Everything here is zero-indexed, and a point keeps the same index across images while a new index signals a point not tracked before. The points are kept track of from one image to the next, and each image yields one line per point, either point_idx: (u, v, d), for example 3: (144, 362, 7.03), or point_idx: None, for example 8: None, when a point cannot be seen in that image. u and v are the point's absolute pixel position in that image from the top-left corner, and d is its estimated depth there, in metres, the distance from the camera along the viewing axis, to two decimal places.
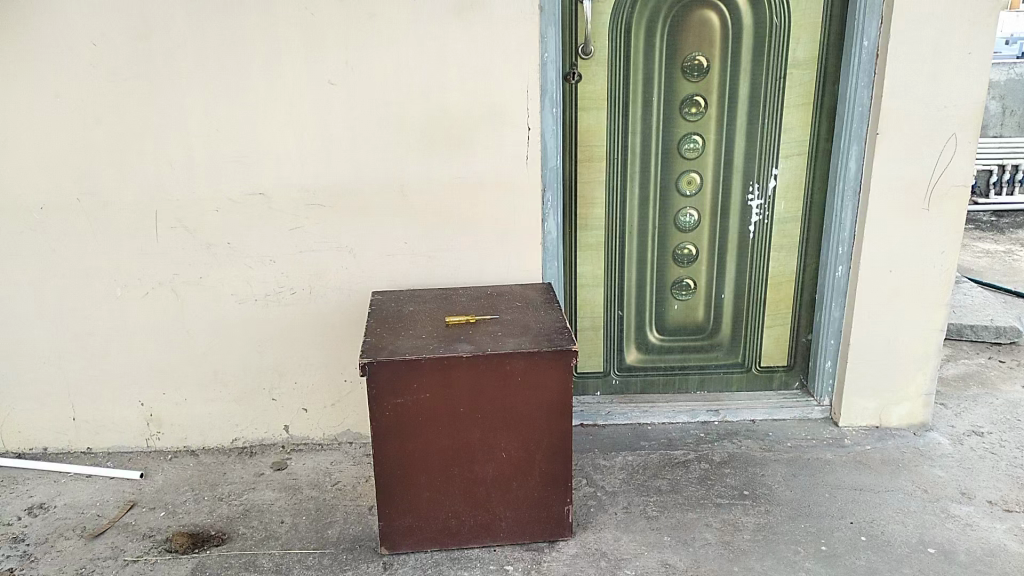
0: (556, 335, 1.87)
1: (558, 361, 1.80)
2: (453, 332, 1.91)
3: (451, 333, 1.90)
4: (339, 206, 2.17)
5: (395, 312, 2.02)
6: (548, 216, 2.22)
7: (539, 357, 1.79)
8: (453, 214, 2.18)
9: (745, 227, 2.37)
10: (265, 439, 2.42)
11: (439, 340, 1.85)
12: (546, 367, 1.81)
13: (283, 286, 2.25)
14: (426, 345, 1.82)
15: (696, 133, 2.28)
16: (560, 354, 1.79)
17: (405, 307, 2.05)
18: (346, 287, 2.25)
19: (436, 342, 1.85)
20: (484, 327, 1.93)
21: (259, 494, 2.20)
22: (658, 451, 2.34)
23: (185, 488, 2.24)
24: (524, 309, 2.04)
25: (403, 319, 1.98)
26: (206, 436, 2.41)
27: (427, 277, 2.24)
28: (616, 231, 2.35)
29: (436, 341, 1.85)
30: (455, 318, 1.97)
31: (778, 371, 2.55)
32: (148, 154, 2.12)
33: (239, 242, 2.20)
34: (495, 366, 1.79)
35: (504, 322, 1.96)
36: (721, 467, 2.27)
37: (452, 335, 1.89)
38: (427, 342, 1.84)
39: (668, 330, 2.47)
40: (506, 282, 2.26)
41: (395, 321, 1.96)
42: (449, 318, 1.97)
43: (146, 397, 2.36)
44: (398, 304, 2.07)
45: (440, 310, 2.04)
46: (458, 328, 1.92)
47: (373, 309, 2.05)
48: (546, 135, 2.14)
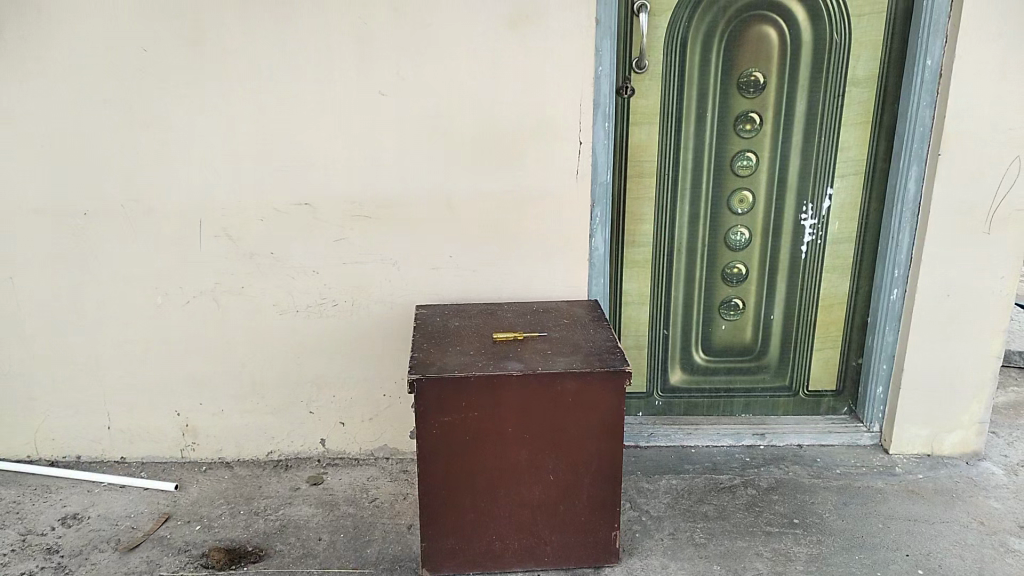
0: (609, 354, 1.81)
1: (611, 383, 1.75)
2: (502, 348, 1.85)
3: (500, 350, 1.85)
4: (385, 218, 2.13)
5: (441, 328, 1.97)
6: (597, 232, 2.17)
7: (592, 378, 1.74)
8: (500, 228, 2.14)
9: (797, 247, 2.31)
10: (300, 452, 2.37)
11: (488, 357, 1.80)
12: (599, 388, 1.75)
13: (325, 298, 2.21)
14: (473, 361, 1.78)
15: (750, 151, 2.22)
16: (613, 375, 1.74)
17: (452, 323, 2.00)
18: (388, 301, 2.21)
19: (485, 358, 1.80)
20: (534, 345, 1.87)
21: (296, 509, 2.16)
22: (703, 475, 2.28)
23: (220, 502, 2.20)
24: (574, 327, 1.98)
25: (449, 335, 1.93)
26: (242, 448, 2.36)
27: (471, 292, 2.20)
28: (664, 249, 2.29)
29: (485, 357, 1.80)
30: (505, 335, 1.91)
31: (826, 395, 2.47)
32: (194, 161, 2.09)
33: (281, 252, 2.16)
34: (547, 386, 1.74)
35: (554, 340, 1.90)
36: (769, 493, 2.21)
37: (502, 352, 1.83)
38: (477, 360, 1.79)
39: (714, 351, 2.40)
40: (551, 298, 2.21)
41: (441, 337, 1.91)
42: (498, 334, 1.91)
43: (182, 407, 2.32)
44: (445, 318, 2.02)
45: (487, 326, 1.98)
46: (508, 346, 1.87)
47: (418, 323, 2.00)
48: (598, 150, 2.09)
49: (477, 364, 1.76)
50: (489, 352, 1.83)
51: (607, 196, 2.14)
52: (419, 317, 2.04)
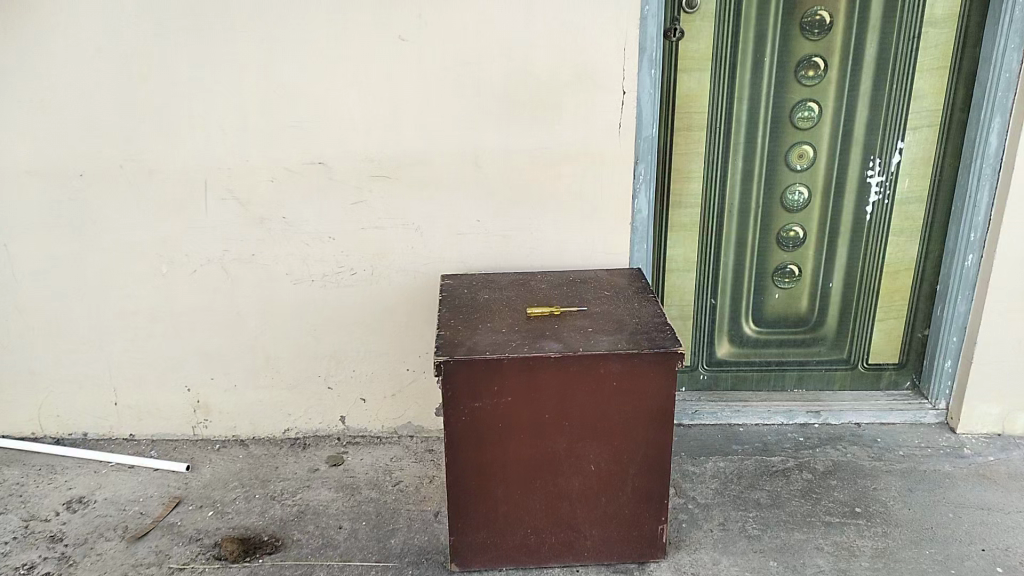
0: (658, 333, 1.62)
1: (660, 366, 1.56)
2: (538, 326, 1.66)
3: (535, 328, 1.66)
4: (407, 179, 1.92)
5: (470, 302, 1.78)
6: (641, 193, 1.95)
7: (640, 360, 1.55)
8: (535, 189, 1.92)
9: (861, 207, 2.08)
10: (319, 430, 2.22)
11: (523, 337, 1.62)
12: (646, 372, 1.57)
13: (343, 267, 2.02)
14: (506, 343, 1.60)
15: (812, 100, 1.98)
16: (663, 357, 1.55)
17: (481, 296, 1.81)
18: (410, 270, 2.02)
19: (520, 338, 1.62)
20: (574, 322, 1.68)
21: (315, 493, 2.02)
22: (754, 457, 2.11)
23: (234, 484, 2.06)
24: (617, 300, 1.78)
25: (479, 310, 1.74)
26: (257, 426, 2.21)
27: (502, 260, 2.00)
28: (713, 210, 2.07)
29: (519, 337, 1.62)
30: (540, 309, 1.71)
31: (888, 369, 2.26)
32: (196, 116, 1.89)
33: (295, 216, 1.96)
34: (589, 369, 1.56)
35: (596, 316, 1.71)
36: (826, 478, 2.03)
37: (538, 331, 1.65)
38: (511, 341, 1.60)
39: (766, 322, 2.19)
40: (589, 266, 2.01)
41: (471, 313, 1.72)
42: (533, 309, 1.71)
43: (192, 382, 2.16)
44: (474, 291, 1.83)
45: (521, 299, 1.79)
46: (544, 323, 1.68)
47: (445, 296, 1.81)
48: (644, 101, 1.86)
49: (510, 345, 1.58)
50: (524, 331, 1.64)
51: (652, 152, 1.92)
52: (445, 289, 1.84)
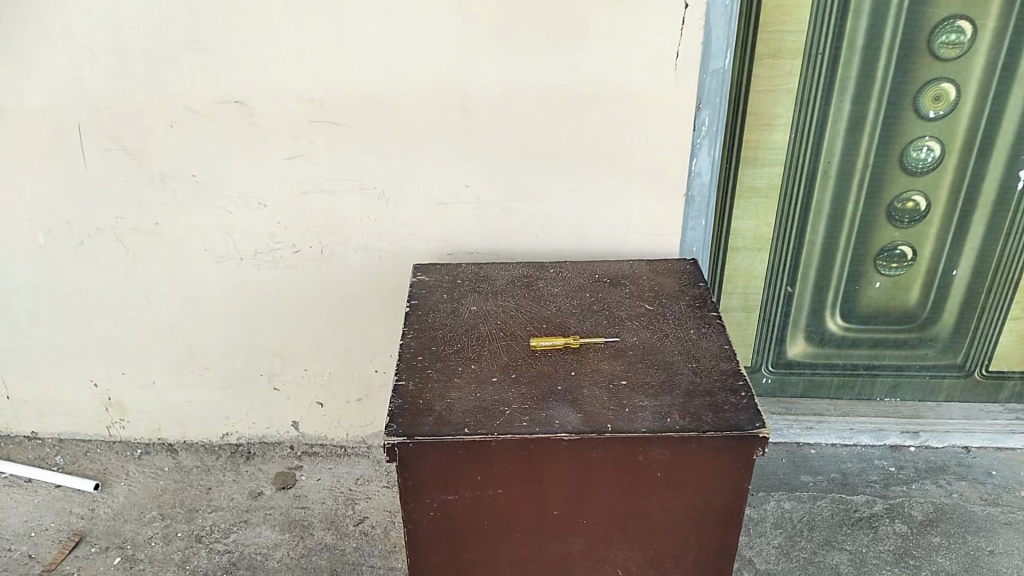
0: (725, 393, 1.08)
1: (728, 453, 1.03)
2: (546, 374, 1.12)
3: (543, 376, 1.12)
4: (362, 126, 1.34)
5: (451, 322, 1.23)
6: (702, 150, 1.34)
7: (697, 446, 1.02)
8: (547, 145, 1.34)
9: (1014, 170, 1.46)
10: (267, 437, 1.74)
11: (524, 396, 1.08)
12: (706, 460, 1.03)
13: (281, 242, 1.47)
14: (497, 408, 1.06)
15: (965, 17, 1.31)
16: (733, 441, 1.02)
17: (468, 311, 1.25)
18: (373, 248, 1.47)
19: (518, 398, 1.07)
20: (601, 368, 1.13)
21: (254, 535, 1.55)
22: (829, 497, 1.61)
23: (153, 515, 1.60)
24: (664, 321, 1.22)
25: (463, 339, 1.19)
26: (188, 429, 1.74)
27: (499, 242, 1.45)
28: (801, 171, 1.47)
29: (518, 397, 1.08)
30: (551, 343, 1.17)
31: (1011, 377, 1.72)
32: (51, 33, 1.28)
33: (209, 174, 1.40)
34: (619, 457, 1.03)
35: (633, 355, 1.15)
36: (925, 535, 1.52)
37: (547, 383, 1.10)
38: (504, 406, 1.06)
39: (858, 317, 1.63)
40: (621, 251, 1.44)
41: (449, 346, 1.17)
42: (540, 342, 1.17)
43: (101, 377, 1.68)
44: (456, 300, 1.28)
45: (525, 317, 1.24)
46: (557, 368, 1.13)
47: (414, 307, 1.27)
48: (716, 14, 1.22)
49: (504, 413, 1.05)
50: (528, 383, 1.10)
51: (722, 91, 1.29)
52: (418, 297, 1.29)
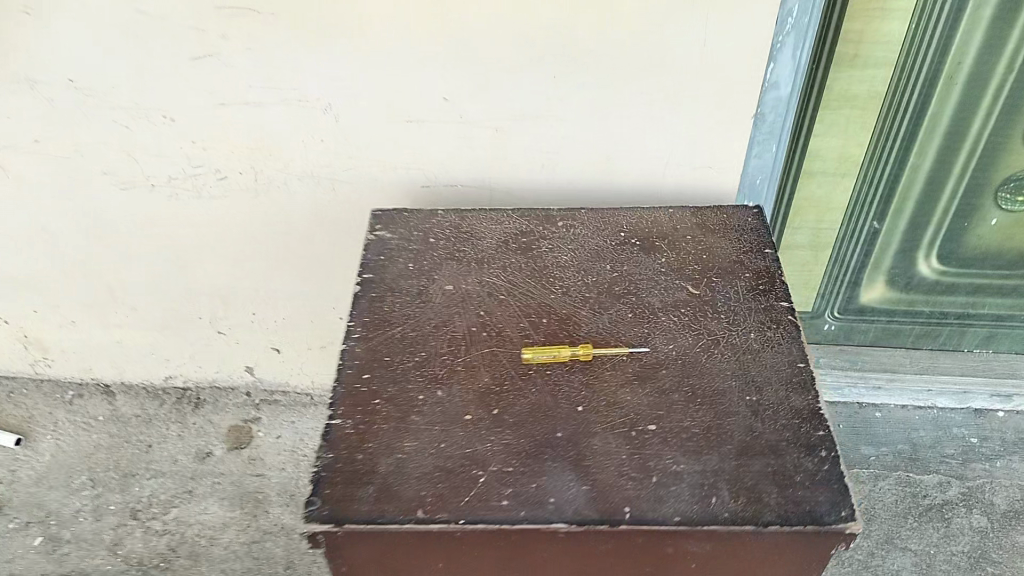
0: (796, 447, 0.75)
1: (796, 548, 0.71)
2: (542, 411, 0.79)
3: (538, 416, 0.78)
4: (288, 11, 0.91)
5: (415, 312, 0.88)
6: (782, 52, 0.92)
7: (754, 541, 0.71)
8: (558, 42, 0.92)
9: None
10: (218, 381, 1.45)
11: (507, 452, 0.75)
12: (764, 555, 0.72)
13: (198, 164, 1.10)
14: (465, 475, 0.74)
15: None
16: (806, 538, 0.70)
17: (439, 293, 0.90)
18: (320, 177, 1.09)
19: (498, 457, 0.75)
20: (621, 402, 0.79)
21: (199, 512, 1.31)
22: (894, 477, 1.31)
23: (82, 481, 1.35)
24: (713, 318, 0.87)
25: (429, 342, 0.85)
26: (124, 370, 1.45)
27: (491, 171, 1.06)
28: (917, 73, 1.03)
29: (496, 455, 0.75)
30: (548, 357, 0.83)
31: None
32: None
33: (85, 76, 1.00)
34: (640, 548, 0.72)
35: (668, 380, 0.81)
36: (1009, 531, 1.22)
37: (542, 428, 0.77)
38: (477, 472, 0.74)
39: (959, 260, 1.25)
40: (654, 184, 1.06)
41: (408, 357, 0.84)
42: (532, 357, 0.83)
43: (8, 313, 1.37)
44: (420, 279, 0.92)
45: (517, 306, 0.89)
46: (558, 402, 0.79)
47: (366, 282, 0.92)
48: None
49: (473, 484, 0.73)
50: (516, 427, 0.77)
51: None
52: (374, 268, 0.93)
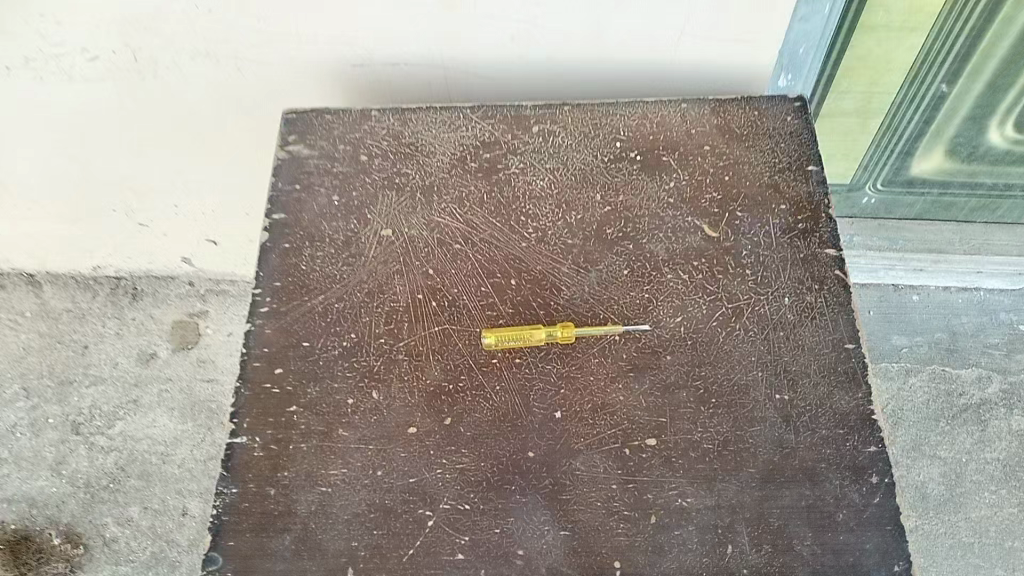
0: (835, 469, 0.59)
1: None
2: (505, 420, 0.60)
3: (499, 430, 0.60)
4: None
5: (342, 274, 0.67)
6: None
7: None
8: None
9: None
10: (153, 270, 1.26)
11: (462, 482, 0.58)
12: None
13: (63, 43, 0.81)
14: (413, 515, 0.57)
15: None
16: None
17: (374, 243, 0.69)
18: (223, 53, 0.82)
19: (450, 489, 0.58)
20: (611, 405, 0.61)
21: (146, 425, 1.17)
22: (927, 371, 1.16)
23: (15, 389, 1.21)
24: (734, 276, 0.66)
25: (360, 319, 0.65)
26: (40, 259, 1.24)
27: (443, 48, 0.79)
28: None
29: (448, 486, 0.58)
30: (514, 344, 0.63)
31: None
32: None
33: None
34: None
35: (671, 371, 0.63)
36: None
37: (505, 446, 0.60)
38: (424, 513, 0.57)
39: None
40: (664, 56, 0.79)
41: (332, 343, 0.64)
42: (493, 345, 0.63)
43: None
44: (350, 220, 0.70)
45: (477, 263, 0.68)
46: (528, 406, 0.61)
47: (281, 227, 0.69)
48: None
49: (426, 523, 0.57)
50: (472, 443, 0.60)
51: None
52: (288, 207, 0.70)
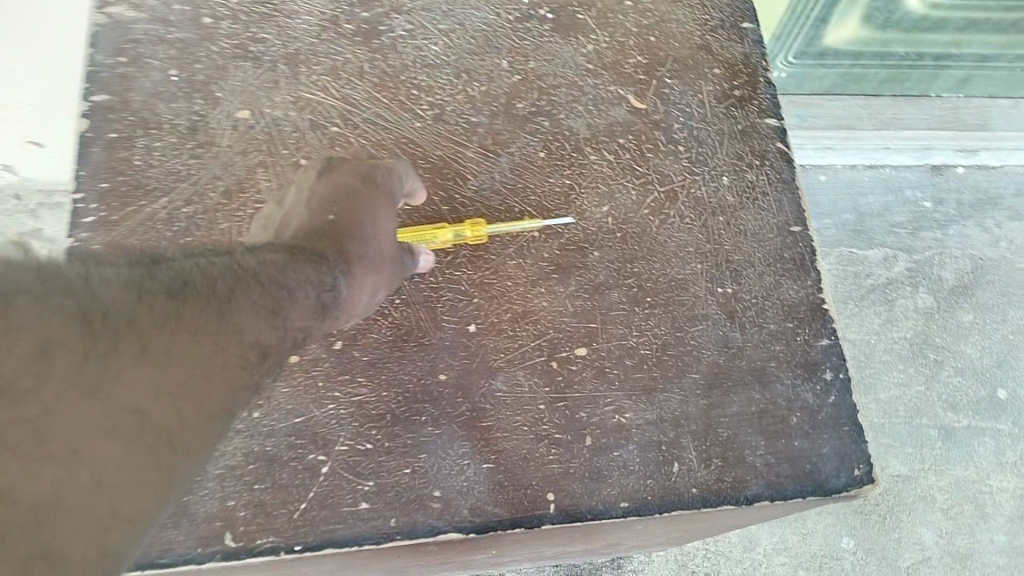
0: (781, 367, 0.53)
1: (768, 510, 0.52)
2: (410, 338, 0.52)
3: (402, 351, 0.51)
4: None
5: (193, 171, 0.56)
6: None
7: (715, 513, 0.51)
8: None
9: None
10: None
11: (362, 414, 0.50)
12: (724, 517, 0.53)
13: None
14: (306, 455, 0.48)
15: None
16: (787, 504, 0.51)
17: (228, 129, 0.58)
18: None
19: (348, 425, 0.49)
20: (535, 311, 0.53)
21: None
22: (835, 254, 1.07)
23: None
24: (667, 155, 0.59)
25: (217, 227, 0.55)
26: None
27: None
28: None
29: (345, 419, 0.49)
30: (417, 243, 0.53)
31: None
32: None
33: None
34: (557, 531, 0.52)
35: (601, 269, 0.55)
36: (956, 312, 1.04)
37: (412, 366, 0.51)
38: (317, 458, 0.48)
39: None
40: None
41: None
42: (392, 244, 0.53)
43: None
44: (194, 100, 0.59)
45: (363, 149, 0.58)
46: (436, 321, 0.52)
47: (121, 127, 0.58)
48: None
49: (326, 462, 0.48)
50: (371, 368, 0.51)
51: None
52: (112, 85, 0.59)
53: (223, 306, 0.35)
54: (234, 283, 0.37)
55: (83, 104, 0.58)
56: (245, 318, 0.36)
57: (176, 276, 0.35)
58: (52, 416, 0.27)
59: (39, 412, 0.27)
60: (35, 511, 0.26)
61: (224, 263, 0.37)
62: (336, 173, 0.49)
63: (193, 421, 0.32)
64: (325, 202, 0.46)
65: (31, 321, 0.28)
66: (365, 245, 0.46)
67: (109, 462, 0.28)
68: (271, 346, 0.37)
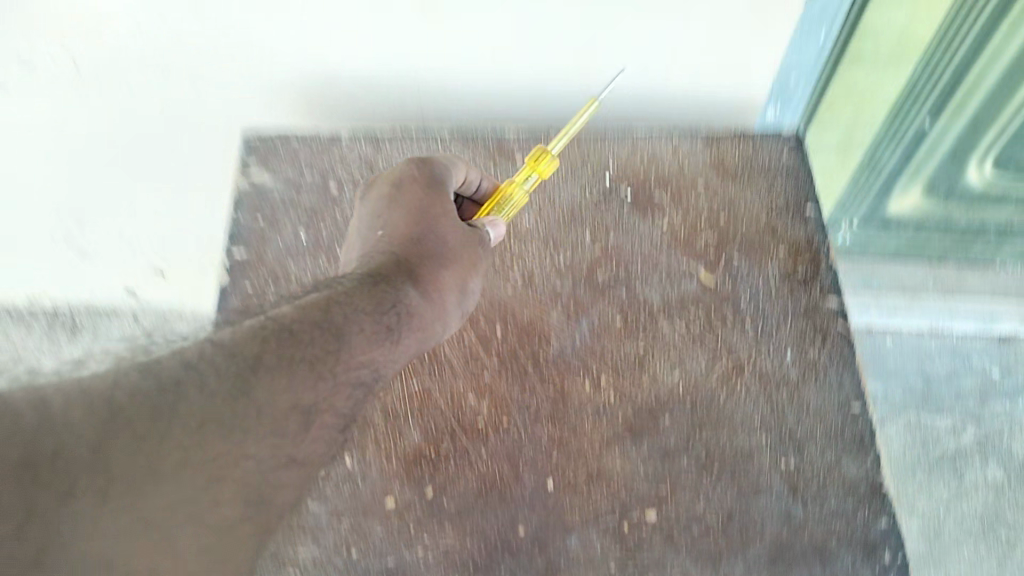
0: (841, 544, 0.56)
1: None
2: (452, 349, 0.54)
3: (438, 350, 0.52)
4: None
5: None
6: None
7: None
8: None
9: None
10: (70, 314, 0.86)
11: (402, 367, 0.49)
12: None
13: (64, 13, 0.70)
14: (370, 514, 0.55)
15: None
16: None
17: None
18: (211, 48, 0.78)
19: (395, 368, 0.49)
20: (609, 472, 0.58)
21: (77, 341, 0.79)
22: (906, 419, 1.09)
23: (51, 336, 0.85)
24: (734, 328, 0.64)
25: None
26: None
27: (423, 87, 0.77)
28: None
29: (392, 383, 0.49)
30: (504, 202, 0.62)
31: None
32: None
33: None
34: None
35: (671, 436, 0.59)
36: None
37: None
38: None
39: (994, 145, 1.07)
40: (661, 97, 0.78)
41: None
42: (489, 208, 0.62)
43: None
44: (318, 259, 0.68)
45: None
46: (516, 475, 0.57)
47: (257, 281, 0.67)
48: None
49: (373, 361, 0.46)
50: (425, 310, 0.51)
51: None
52: (251, 244, 0.69)
53: (298, 347, 0.41)
54: (328, 307, 0.45)
55: (228, 259, 0.68)
56: (337, 343, 0.44)
57: (237, 329, 0.40)
58: (140, 488, 0.33)
59: (130, 485, 0.32)
60: (152, 547, 0.33)
61: (316, 299, 0.45)
62: (401, 187, 0.56)
63: (265, 451, 0.38)
64: (402, 236, 0.54)
65: (104, 425, 0.32)
66: (439, 256, 0.54)
67: (196, 511, 0.35)
68: (371, 358, 0.46)
